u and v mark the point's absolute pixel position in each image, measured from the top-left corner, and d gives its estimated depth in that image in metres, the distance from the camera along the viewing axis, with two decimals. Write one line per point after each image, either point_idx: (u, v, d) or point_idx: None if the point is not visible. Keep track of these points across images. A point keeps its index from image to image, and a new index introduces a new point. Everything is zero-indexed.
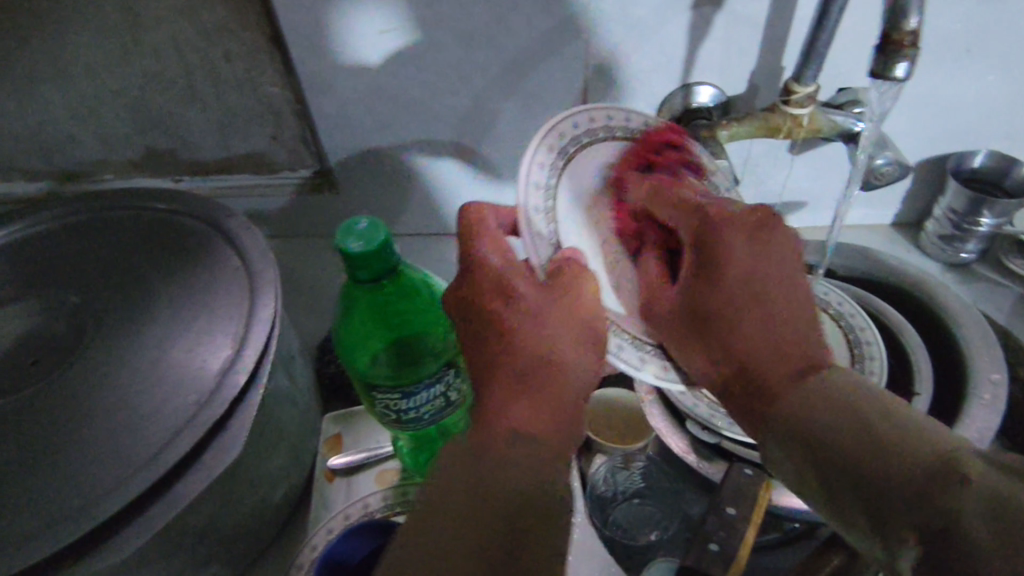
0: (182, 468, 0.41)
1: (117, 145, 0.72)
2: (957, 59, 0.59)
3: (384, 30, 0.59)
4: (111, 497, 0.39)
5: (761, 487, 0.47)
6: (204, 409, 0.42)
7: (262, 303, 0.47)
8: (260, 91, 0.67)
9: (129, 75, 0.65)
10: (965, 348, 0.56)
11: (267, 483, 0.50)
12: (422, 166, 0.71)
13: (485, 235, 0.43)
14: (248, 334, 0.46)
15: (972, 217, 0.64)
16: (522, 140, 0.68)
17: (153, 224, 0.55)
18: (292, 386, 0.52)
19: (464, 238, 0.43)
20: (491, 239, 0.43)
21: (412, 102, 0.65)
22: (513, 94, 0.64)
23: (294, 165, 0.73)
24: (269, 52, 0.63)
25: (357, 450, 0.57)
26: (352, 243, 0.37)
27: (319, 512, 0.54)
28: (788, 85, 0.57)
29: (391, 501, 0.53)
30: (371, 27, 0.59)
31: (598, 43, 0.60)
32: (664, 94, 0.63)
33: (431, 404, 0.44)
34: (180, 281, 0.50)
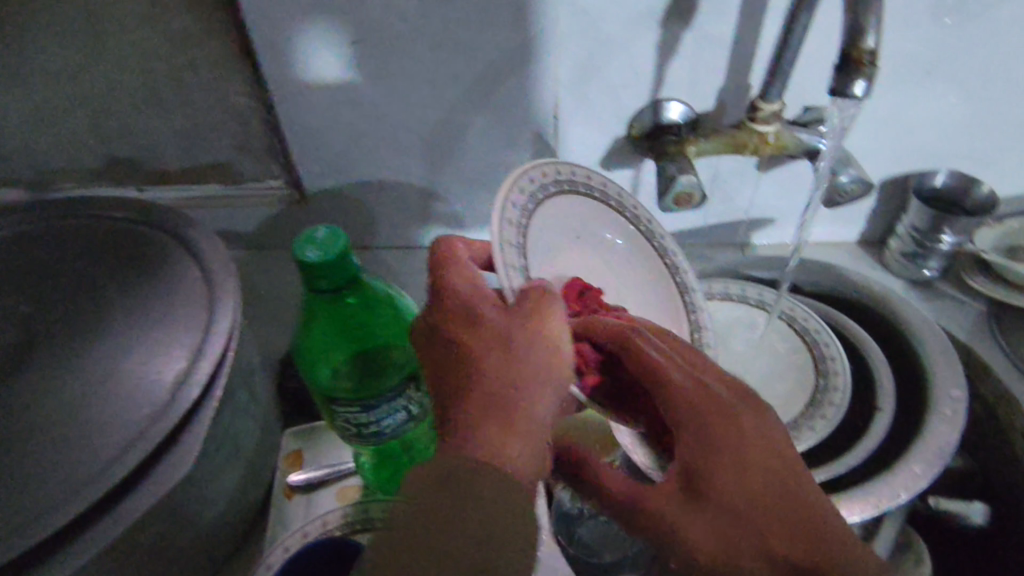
0: (131, 484, 0.40)
1: (77, 152, 0.70)
2: (917, 81, 0.61)
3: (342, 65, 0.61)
4: (54, 513, 0.38)
5: None
6: (155, 423, 0.41)
7: (220, 314, 0.46)
8: (226, 100, 0.66)
9: (90, 80, 0.63)
10: (927, 363, 0.56)
11: (223, 500, 0.49)
12: (393, 178, 0.70)
13: (454, 265, 0.44)
14: (204, 346, 0.44)
15: (933, 236, 0.66)
16: (493, 153, 0.68)
17: (108, 233, 0.54)
18: (252, 400, 0.51)
19: (435, 269, 0.44)
20: (459, 267, 0.44)
21: (382, 113, 0.64)
22: (483, 107, 0.64)
23: (261, 176, 0.72)
24: (236, 60, 0.63)
25: (318, 467, 0.56)
26: (310, 252, 0.35)
27: (277, 530, 0.53)
28: (754, 102, 0.57)
29: (352, 519, 0.51)
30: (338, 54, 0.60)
31: (568, 59, 0.60)
32: (634, 110, 0.64)
33: (393, 419, 0.43)
34: (135, 292, 0.49)
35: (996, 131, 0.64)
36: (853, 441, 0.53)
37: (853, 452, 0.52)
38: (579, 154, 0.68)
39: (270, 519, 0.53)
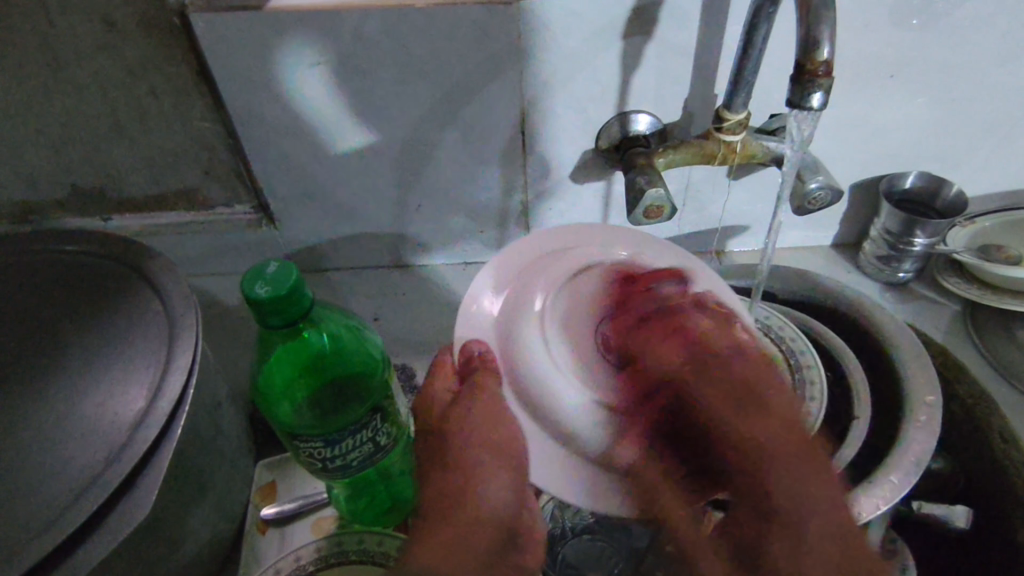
0: (87, 531, 0.39)
1: (39, 184, 0.69)
2: (882, 84, 0.61)
3: (318, 93, 0.60)
4: (5, 566, 0.36)
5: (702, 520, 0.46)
6: (112, 466, 0.40)
7: (179, 349, 0.45)
8: (189, 126, 0.65)
9: (49, 112, 0.62)
10: (901, 368, 0.56)
11: (189, 539, 0.47)
12: (362, 199, 0.69)
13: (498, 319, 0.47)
14: (163, 383, 0.43)
15: (906, 237, 0.66)
16: (462, 171, 0.67)
17: (67, 268, 0.52)
18: (218, 434, 0.50)
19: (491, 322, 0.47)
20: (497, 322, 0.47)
21: (347, 134, 0.63)
22: (450, 124, 0.63)
23: (229, 201, 0.71)
24: (197, 86, 0.62)
25: (292, 498, 0.55)
26: (259, 288, 0.34)
27: (250, 566, 0.52)
28: (719, 112, 0.57)
29: (326, 552, 0.50)
30: (320, 84, 0.60)
31: (532, 73, 0.60)
32: (602, 123, 0.63)
33: (359, 449, 0.41)
34: (94, 328, 0.48)
35: (963, 130, 0.64)
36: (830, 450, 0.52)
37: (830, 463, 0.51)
38: (549, 168, 0.67)
39: (243, 556, 0.52)
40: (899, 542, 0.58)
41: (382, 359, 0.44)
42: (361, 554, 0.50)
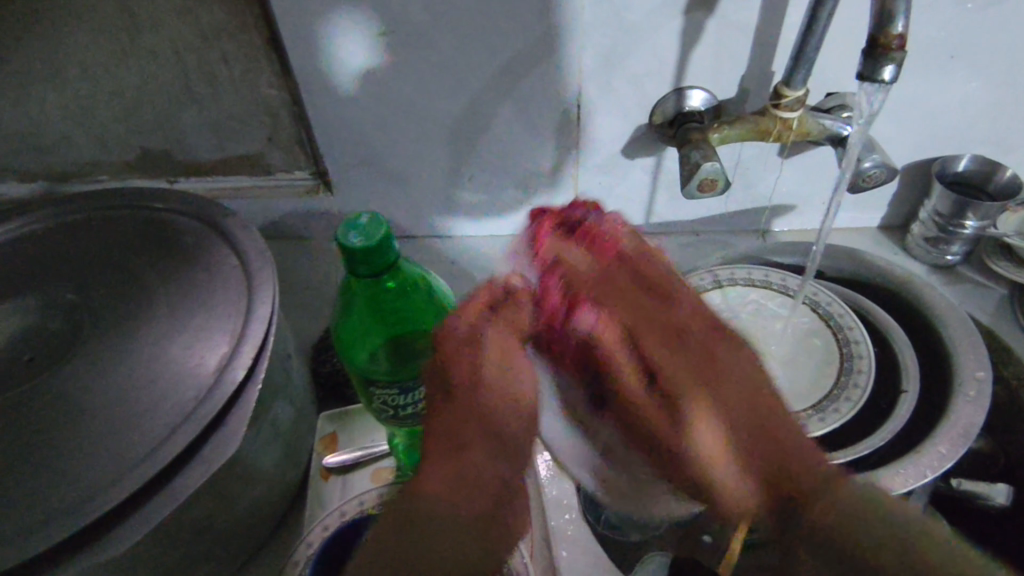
0: (181, 462, 0.41)
1: (111, 145, 0.72)
2: (942, 65, 0.61)
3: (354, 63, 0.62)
4: (110, 489, 0.39)
5: None
6: (202, 403, 0.42)
7: (259, 300, 0.48)
8: (255, 92, 0.67)
9: (124, 75, 0.65)
10: (949, 344, 0.57)
11: (261, 480, 0.50)
12: (418, 168, 0.71)
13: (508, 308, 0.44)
14: (246, 331, 0.46)
15: (957, 220, 0.66)
16: (517, 143, 0.69)
17: (147, 223, 0.55)
18: (288, 384, 0.52)
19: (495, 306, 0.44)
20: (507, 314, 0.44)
21: (406, 104, 0.65)
22: (508, 96, 0.65)
23: (289, 167, 0.74)
24: (265, 54, 0.64)
25: (352, 449, 0.57)
26: (353, 237, 0.36)
27: (315, 509, 0.55)
28: (777, 89, 0.57)
29: (385, 499, 0.52)
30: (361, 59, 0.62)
31: (592, 47, 0.61)
32: (657, 98, 0.64)
33: (428, 399, 0.44)
34: (176, 279, 0.51)
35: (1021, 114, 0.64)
36: (878, 421, 0.54)
37: (877, 434, 0.52)
38: (601, 142, 0.69)
39: (308, 499, 0.55)
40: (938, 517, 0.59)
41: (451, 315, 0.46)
42: None
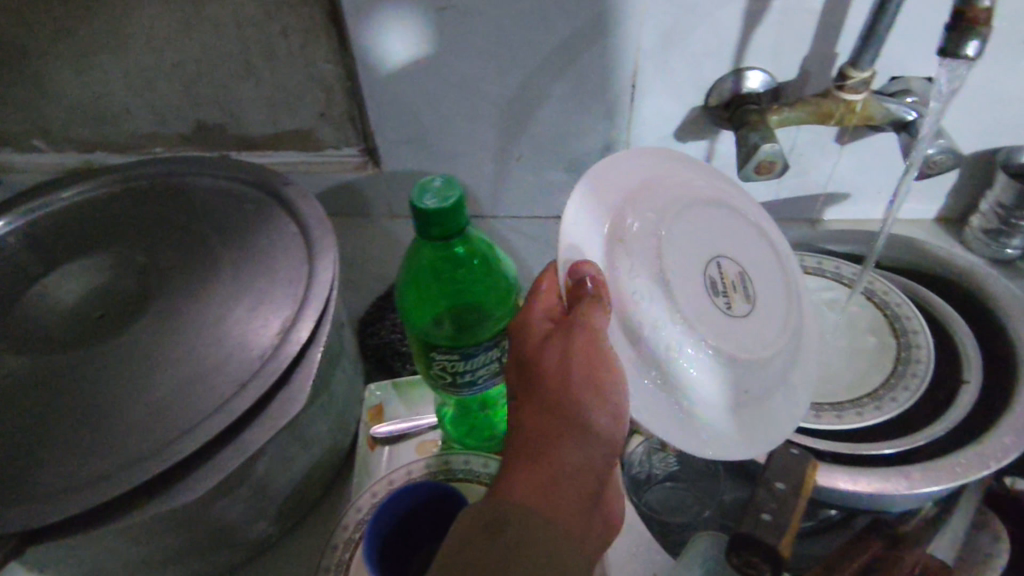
0: (246, 419, 0.42)
1: (168, 117, 0.73)
2: (1014, 51, 0.59)
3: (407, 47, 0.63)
4: (179, 442, 0.40)
5: (808, 464, 0.47)
6: (267, 364, 0.43)
7: (320, 266, 0.49)
8: (311, 67, 0.68)
9: (185, 47, 0.66)
10: (1013, 339, 0.55)
11: (315, 444, 0.51)
12: (468, 147, 0.71)
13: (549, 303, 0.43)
14: (308, 295, 0.47)
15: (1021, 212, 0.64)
16: (568, 124, 0.68)
17: (209, 189, 0.56)
18: (342, 352, 0.53)
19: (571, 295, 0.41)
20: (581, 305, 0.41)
21: (461, 81, 0.65)
22: (562, 76, 0.64)
23: (340, 143, 0.75)
24: (324, 28, 0.64)
25: (400, 420, 0.58)
26: (427, 199, 0.37)
27: (362, 477, 0.55)
28: (843, 70, 0.56)
29: (434, 470, 0.53)
30: (410, 41, 0.62)
31: (652, 26, 0.60)
32: (715, 79, 0.63)
33: (486, 368, 0.44)
34: (238, 244, 0.52)
35: None
36: (935, 412, 0.52)
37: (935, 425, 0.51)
38: (654, 124, 0.68)
39: (356, 467, 0.56)
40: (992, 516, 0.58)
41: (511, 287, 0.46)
42: (467, 474, 0.53)
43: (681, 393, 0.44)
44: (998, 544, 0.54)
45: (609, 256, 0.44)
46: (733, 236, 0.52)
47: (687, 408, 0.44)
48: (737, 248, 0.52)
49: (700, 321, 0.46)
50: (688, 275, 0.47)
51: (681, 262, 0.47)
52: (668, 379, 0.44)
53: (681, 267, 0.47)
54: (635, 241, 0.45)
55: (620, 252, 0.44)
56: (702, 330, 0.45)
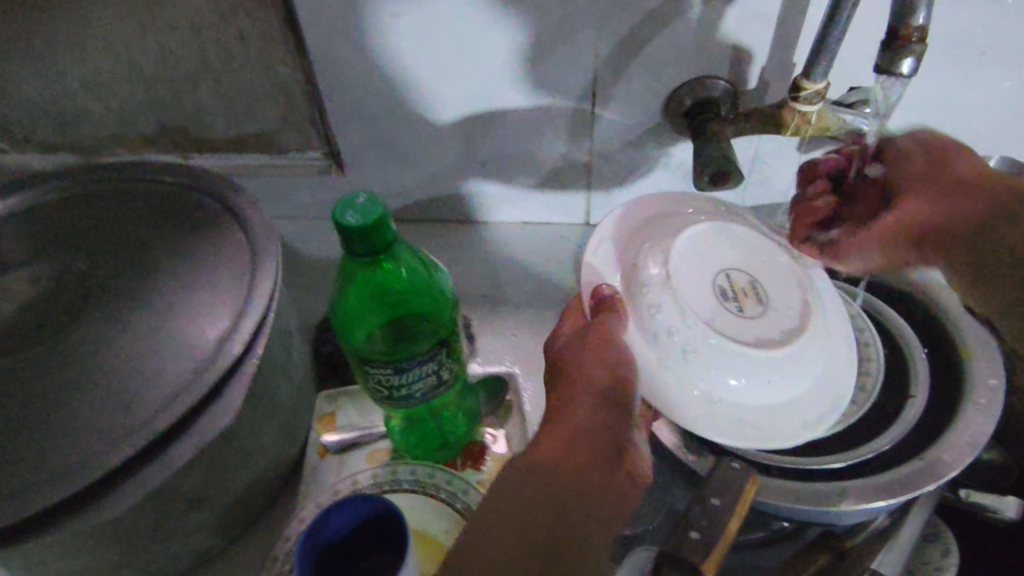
0: (177, 431, 0.42)
1: (129, 119, 0.72)
2: (971, 62, 0.58)
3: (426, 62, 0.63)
4: (106, 455, 0.40)
5: (750, 480, 0.46)
6: (200, 375, 0.43)
7: (261, 276, 0.48)
8: (271, 70, 0.67)
9: (144, 49, 0.66)
10: (964, 353, 0.55)
11: (260, 454, 0.51)
12: (430, 151, 0.71)
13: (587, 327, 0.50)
14: (247, 304, 0.47)
15: None
16: (530, 130, 0.68)
17: (158, 195, 0.56)
18: (288, 361, 0.53)
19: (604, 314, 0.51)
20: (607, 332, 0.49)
21: (420, 85, 0.65)
22: (522, 81, 0.64)
23: (303, 146, 0.74)
24: (282, 31, 0.64)
25: (350, 428, 0.58)
26: (351, 217, 0.36)
27: (310, 487, 0.55)
28: (798, 81, 0.56)
29: (381, 480, 0.54)
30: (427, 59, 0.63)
31: (610, 33, 0.59)
32: (674, 87, 0.63)
33: (423, 381, 0.44)
34: (183, 252, 0.51)
35: None
36: (882, 428, 0.52)
37: (878, 440, 0.51)
38: (616, 130, 0.67)
39: (304, 476, 0.56)
40: (943, 526, 0.58)
41: (450, 299, 0.45)
42: (413, 484, 0.54)
43: (717, 401, 0.49)
44: (946, 558, 0.55)
45: (630, 298, 0.51)
46: (757, 253, 0.56)
47: (727, 413, 0.49)
48: (767, 263, 0.55)
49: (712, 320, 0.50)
50: (696, 293, 0.51)
51: (699, 283, 0.52)
52: (676, 376, 0.49)
53: (692, 288, 0.51)
54: (650, 277, 0.51)
55: (640, 294, 0.51)
56: (704, 327, 0.49)
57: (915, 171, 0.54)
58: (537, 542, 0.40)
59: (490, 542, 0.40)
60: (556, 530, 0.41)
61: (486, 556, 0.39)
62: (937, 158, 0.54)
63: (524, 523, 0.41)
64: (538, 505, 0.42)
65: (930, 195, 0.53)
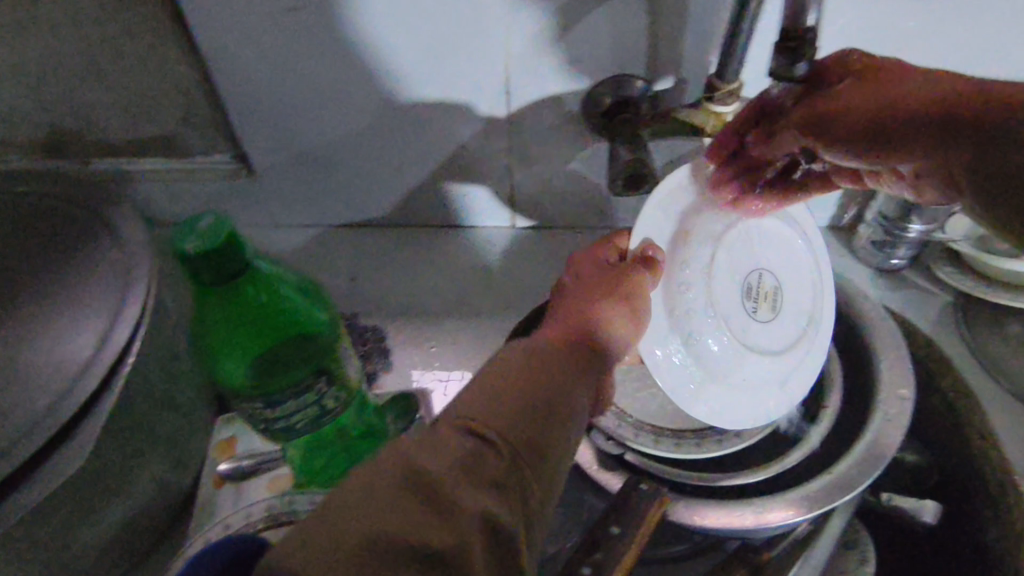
0: (21, 477, 0.39)
1: (12, 125, 0.66)
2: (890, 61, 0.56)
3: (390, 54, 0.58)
4: None
5: (656, 503, 0.45)
6: (49, 416, 0.39)
7: (127, 301, 0.45)
8: (163, 70, 0.62)
9: (17, 49, 0.59)
10: (877, 362, 0.55)
11: (137, 490, 0.48)
12: (343, 154, 0.67)
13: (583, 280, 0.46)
14: (108, 334, 0.43)
15: (901, 224, 0.62)
16: (445, 133, 0.65)
17: (24, 211, 0.51)
18: (168, 388, 0.49)
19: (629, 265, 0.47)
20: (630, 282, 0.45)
21: (325, 86, 0.61)
22: (431, 82, 0.60)
23: (208, 150, 0.69)
24: (169, 29, 0.59)
25: (246, 455, 0.55)
26: (189, 243, 0.32)
27: (202, 517, 0.53)
28: (711, 82, 0.53)
29: (276, 512, 0.50)
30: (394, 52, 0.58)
31: (518, 32, 0.56)
32: (590, 87, 0.60)
33: (302, 412, 0.41)
34: (45, 276, 0.46)
35: None
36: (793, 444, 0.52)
37: (796, 450, 0.51)
38: (537, 133, 0.64)
39: (197, 506, 0.53)
40: (863, 534, 0.58)
41: (331, 322, 0.42)
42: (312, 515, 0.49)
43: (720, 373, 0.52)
44: (863, 567, 0.55)
45: (674, 247, 0.50)
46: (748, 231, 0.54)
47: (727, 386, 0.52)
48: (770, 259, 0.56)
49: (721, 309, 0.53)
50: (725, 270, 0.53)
51: (730, 278, 0.54)
52: (674, 345, 0.49)
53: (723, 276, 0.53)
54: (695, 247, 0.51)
55: (679, 253, 0.50)
56: (729, 334, 0.53)
57: (817, 125, 0.44)
58: (532, 399, 0.34)
59: (476, 391, 0.34)
60: (547, 388, 0.35)
61: (470, 402, 0.33)
62: (865, 76, 0.43)
63: (506, 379, 0.35)
64: (535, 367, 0.36)
65: (857, 115, 0.43)
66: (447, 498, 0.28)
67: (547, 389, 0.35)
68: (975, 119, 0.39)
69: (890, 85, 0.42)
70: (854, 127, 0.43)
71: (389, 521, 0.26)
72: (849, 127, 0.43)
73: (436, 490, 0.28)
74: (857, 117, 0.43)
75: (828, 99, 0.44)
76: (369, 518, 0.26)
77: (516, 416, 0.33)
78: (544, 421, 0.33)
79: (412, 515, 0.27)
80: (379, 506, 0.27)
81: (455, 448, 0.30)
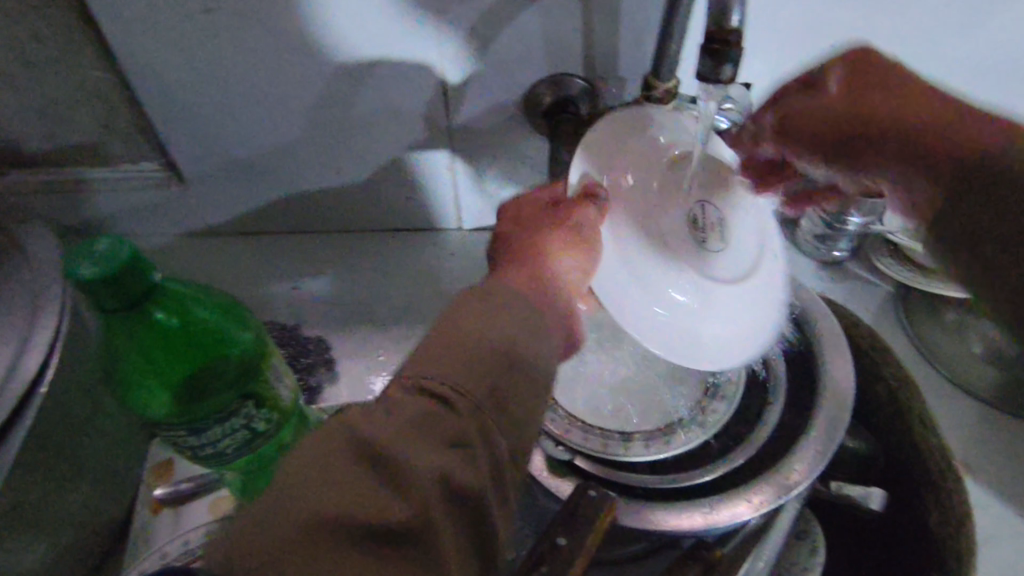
0: None
1: None
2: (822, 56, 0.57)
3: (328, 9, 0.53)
4: None
5: (604, 509, 0.44)
6: None
7: (39, 327, 0.42)
8: (78, 74, 0.58)
9: None
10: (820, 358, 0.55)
11: (59, 524, 0.45)
12: (279, 159, 0.64)
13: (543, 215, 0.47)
14: (17, 363, 0.40)
15: (842, 219, 0.62)
16: (384, 135, 0.63)
17: None
18: (91, 415, 0.46)
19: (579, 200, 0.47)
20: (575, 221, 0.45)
21: (255, 89, 0.58)
22: (366, 83, 0.58)
23: (134, 157, 0.65)
24: (82, 31, 0.55)
25: (183, 478, 0.52)
26: (84, 269, 0.30)
27: (138, 547, 0.50)
28: (646, 80, 0.52)
29: (215, 537, 0.47)
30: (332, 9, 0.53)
31: (453, 30, 0.54)
32: (529, 85, 0.58)
33: (230, 437, 0.39)
34: None
35: None
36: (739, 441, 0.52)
37: (742, 450, 0.51)
38: (478, 133, 0.62)
39: (132, 537, 0.50)
40: (812, 522, 0.58)
41: (259, 342, 0.40)
42: None
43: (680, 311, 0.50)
44: (812, 557, 0.56)
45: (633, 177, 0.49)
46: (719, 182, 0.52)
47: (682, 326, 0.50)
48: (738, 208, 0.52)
49: (677, 257, 0.50)
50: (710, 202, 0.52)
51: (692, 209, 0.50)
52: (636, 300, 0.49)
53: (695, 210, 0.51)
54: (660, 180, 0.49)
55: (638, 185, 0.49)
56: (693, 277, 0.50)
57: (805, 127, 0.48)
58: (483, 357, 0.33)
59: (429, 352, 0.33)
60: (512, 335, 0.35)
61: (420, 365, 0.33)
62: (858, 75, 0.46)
63: (464, 332, 0.34)
64: (496, 316, 0.35)
65: (884, 123, 0.45)
66: (394, 466, 0.28)
67: (507, 336, 0.34)
68: (928, 135, 0.43)
69: (886, 82, 0.46)
70: (919, 119, 0.44)
71: (335, 496, 0.27)
72: (817, 126, 0.47)
73: (384, 459, 0.28)
74: (832, 113, 0.47)
75: (844, 111, 0.46)
76: (321, 495, 0.27)
77: (474, 366, 0.32)
78: (511, 372, 0.33)
79: (368, 492, 0.27)
80: (327, 480, 0.27)
81: (409, 429, 0.29)
